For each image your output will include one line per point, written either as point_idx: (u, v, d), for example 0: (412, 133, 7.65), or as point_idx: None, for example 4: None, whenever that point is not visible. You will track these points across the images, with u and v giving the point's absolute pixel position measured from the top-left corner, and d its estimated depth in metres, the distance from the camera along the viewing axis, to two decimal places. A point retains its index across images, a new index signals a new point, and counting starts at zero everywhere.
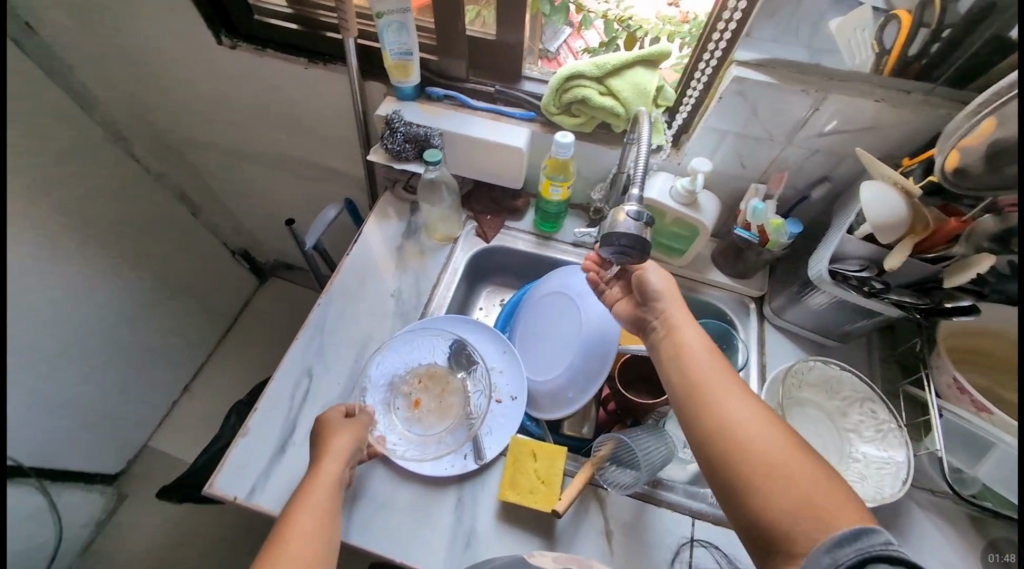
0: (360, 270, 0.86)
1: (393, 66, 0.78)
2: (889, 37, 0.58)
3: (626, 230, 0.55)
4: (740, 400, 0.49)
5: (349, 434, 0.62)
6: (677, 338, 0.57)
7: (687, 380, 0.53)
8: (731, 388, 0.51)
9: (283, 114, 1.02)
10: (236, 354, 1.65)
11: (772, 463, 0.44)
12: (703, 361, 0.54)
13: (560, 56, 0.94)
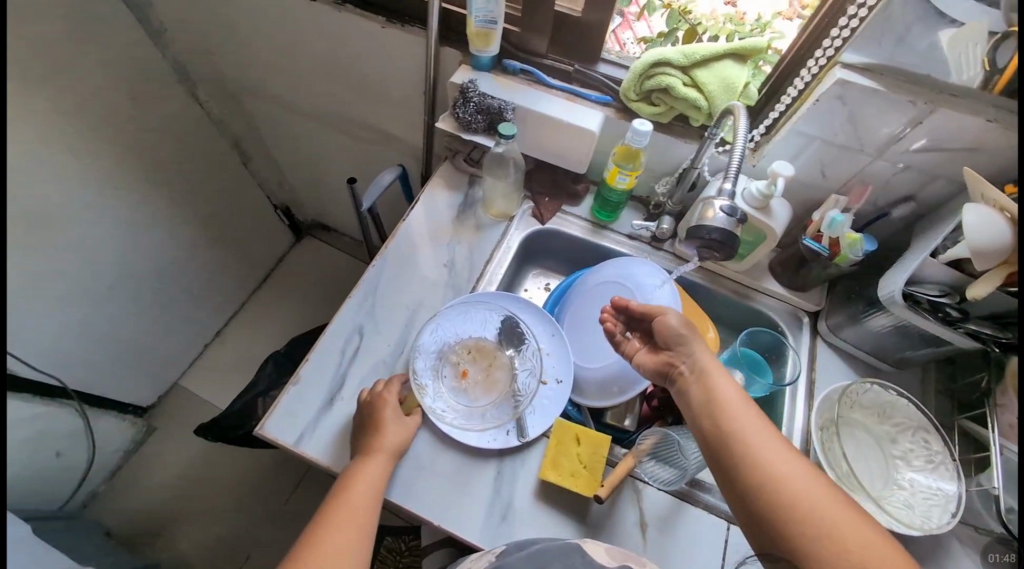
0: (416, 237, 0.86)
1: (475, 34, 0.77)
2: (1004, 56, 0.54)
3: (717, 225, 0.60)
4: (790, 458, 0.51)
5: (399, 425, 0.64)
6: (709, 385, 0.59)
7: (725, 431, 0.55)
8: (770, 439, 0.53)
9: (350, 73, 1.02)
10: (268, 307, 1.69)
11: (822, 523, 0.46)
12: (739, 411, 0.56)
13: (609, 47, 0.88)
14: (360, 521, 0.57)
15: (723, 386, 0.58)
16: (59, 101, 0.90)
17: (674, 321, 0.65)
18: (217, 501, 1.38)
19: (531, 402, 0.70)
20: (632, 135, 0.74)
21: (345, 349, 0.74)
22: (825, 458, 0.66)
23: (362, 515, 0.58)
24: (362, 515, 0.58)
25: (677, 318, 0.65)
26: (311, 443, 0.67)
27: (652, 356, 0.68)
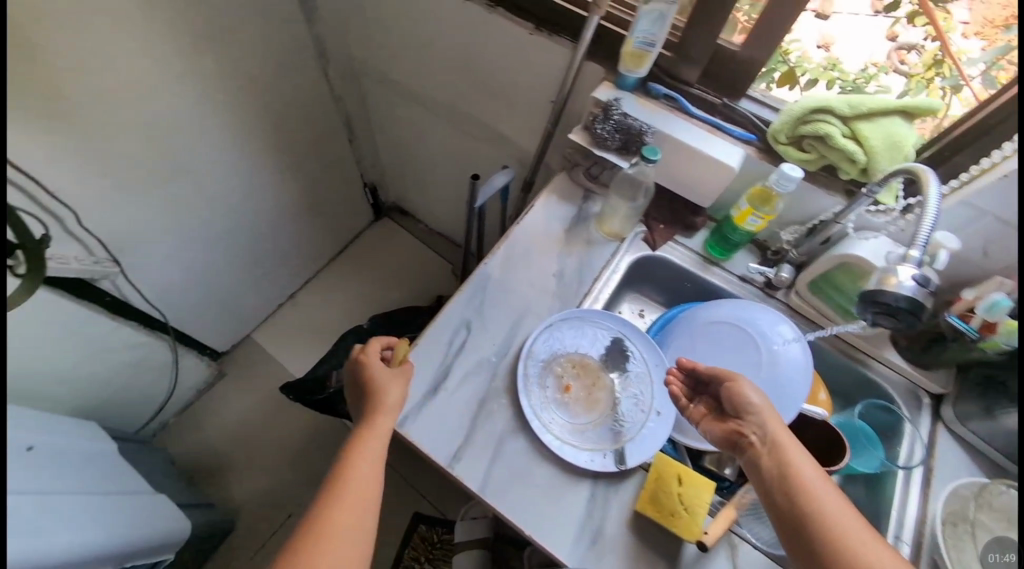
0: (528, 242, 0.87)
1: (629, 54, 0.76)
2: None
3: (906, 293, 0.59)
4: (882, 547, 0.51)
5: (398, 385, 0.68)
6: (790, 462, 0.58)
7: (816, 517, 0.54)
8: (858, 528, 0.53)
9: (480, 72, 1.05)
10: (341, 279, 1.75)
11: None
12: (823, 493, 0.55)
13: None
14: (370, 485, 0.62)
15: (802, 459, 0.58)
16: (224, 63, 0.97)
17: (749, 390, 0.64)
18: (270, 454, 1.44)
19: (634, 428, 0.70)
20: (779, 178, 0.72)
21: (452, 341, 0.76)
22: (946, 550, 0.64)
23: (368, 473, 0.62)
24: (372, 477, 0.62)
25: (750, 386, 0.64)
26: (414, 425, 0.69)
27: (716, 423, 0.66)
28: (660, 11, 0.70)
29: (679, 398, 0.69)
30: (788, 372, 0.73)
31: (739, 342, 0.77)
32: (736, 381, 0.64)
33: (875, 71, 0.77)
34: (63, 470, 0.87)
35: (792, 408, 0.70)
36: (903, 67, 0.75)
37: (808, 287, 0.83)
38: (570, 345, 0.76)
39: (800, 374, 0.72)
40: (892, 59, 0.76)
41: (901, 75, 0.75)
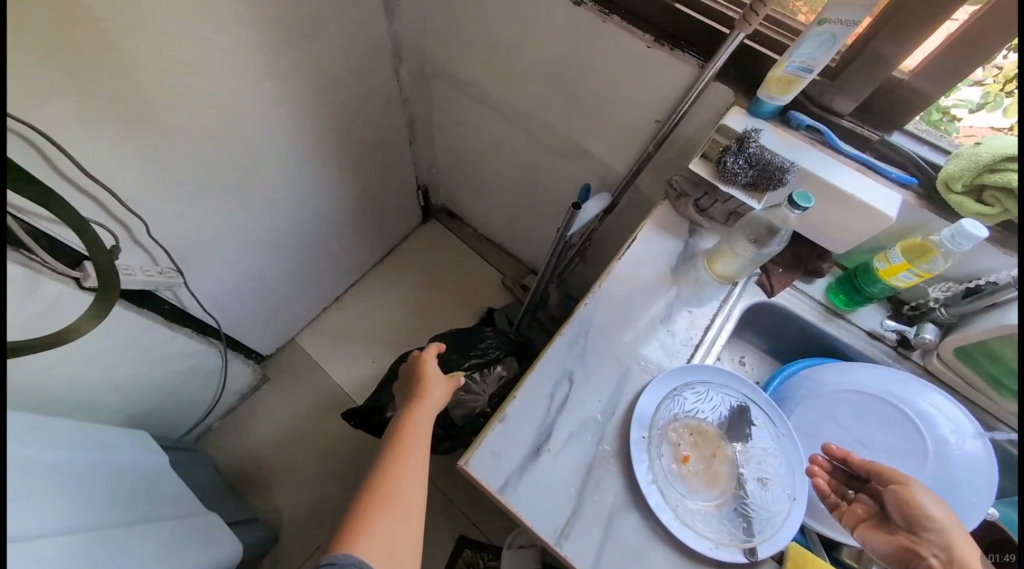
0: (632, 281, 0.78)
1: (777, 78, 0.67)
2: None
3: None
4: None
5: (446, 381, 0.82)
6: None
7: None
8: None
9: (574, 83, 0.96)
10: (388, 283, 1.69)
11: None
12: None
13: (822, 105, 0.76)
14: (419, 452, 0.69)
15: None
16: (301, 62, 0.89)
17: (928, 500, 0.56)
18: (312, 465, 1.39)
19: (765, 511, 0.62)
20: (956, 235, 0.62)
21: (554, 394, 0.68)
22: None
23: (418, 440, 0.71)
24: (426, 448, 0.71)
25: (927, 495, 0.57)
26: (515, 494, 0.61)
27: (883, 535, 0.57)
28: (833, 34, 0.60)
29: (828, 494, 0.62)
30: (959, 469, 0.64)
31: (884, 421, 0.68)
32: (909, 487, 0.57)
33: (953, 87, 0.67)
34: (119, 492, 0.83)
35: (959, 507, 0.62)
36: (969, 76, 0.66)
37: (955, 353, 0.72)
38: (696, 411, 0.68)
39: (981, 471, 0.63)
40: None
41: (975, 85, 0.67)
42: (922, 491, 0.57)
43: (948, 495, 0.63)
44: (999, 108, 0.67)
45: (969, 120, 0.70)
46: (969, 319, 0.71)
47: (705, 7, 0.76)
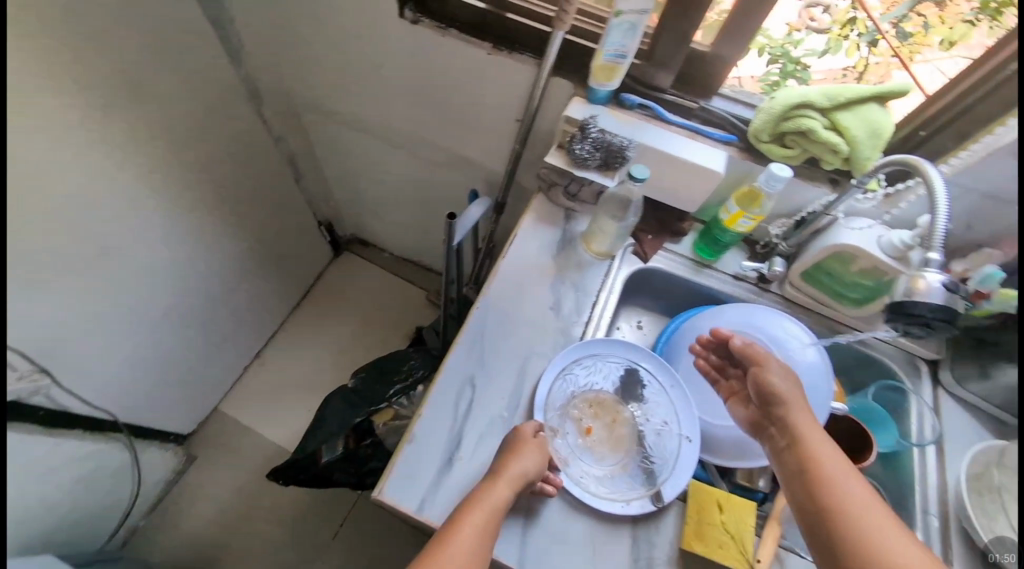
0: (519, 277, 0.82)
1: (600, 67, 0.73)
2: None
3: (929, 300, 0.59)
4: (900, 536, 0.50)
5: (534, 453, 0.62)
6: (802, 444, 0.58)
7: (820, 497, 0.54)
8: (877, 516, 0.51)
9: (435, 97, 0.97)
10: (309, 325, 1.63)
11: None
12: (844, 480, 0.54)
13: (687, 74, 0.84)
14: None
15: (815, 438, 0.58)
16: (140, 127, 0.84)
17: (775, 374, 0.65)
18: (263, 533, 1.32)
19: (666, 458, 0.68)
20: (768, 179, 0.71)
21: (459, 403, 0.71)
22: (976, 515, 0.66)
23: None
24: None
25: (773, 368, 0.66)
26: (433, 508, 0.63)
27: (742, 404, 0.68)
28: (632, 22, 0.66)
29: (708, 373, 0.74)
30: (810, 376, 0.74)
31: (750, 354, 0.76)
32: (761, 362, 0.67)
33: (799, 35, 0.76)
34: None
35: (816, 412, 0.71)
36: (813, 25, 0.75)
37: (801, 277, 0.83)
38: (582, 382, 0.73)
39: (821, 377, 0.73)
40: (804, 18, 0.74)
41: (820, 34, 0.76)
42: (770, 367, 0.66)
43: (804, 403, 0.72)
44: (840, 52, 0.77)
45: (818, 66, 0.78)
46: (805, 246, 0.81)
47: (533, 12, 0.80)
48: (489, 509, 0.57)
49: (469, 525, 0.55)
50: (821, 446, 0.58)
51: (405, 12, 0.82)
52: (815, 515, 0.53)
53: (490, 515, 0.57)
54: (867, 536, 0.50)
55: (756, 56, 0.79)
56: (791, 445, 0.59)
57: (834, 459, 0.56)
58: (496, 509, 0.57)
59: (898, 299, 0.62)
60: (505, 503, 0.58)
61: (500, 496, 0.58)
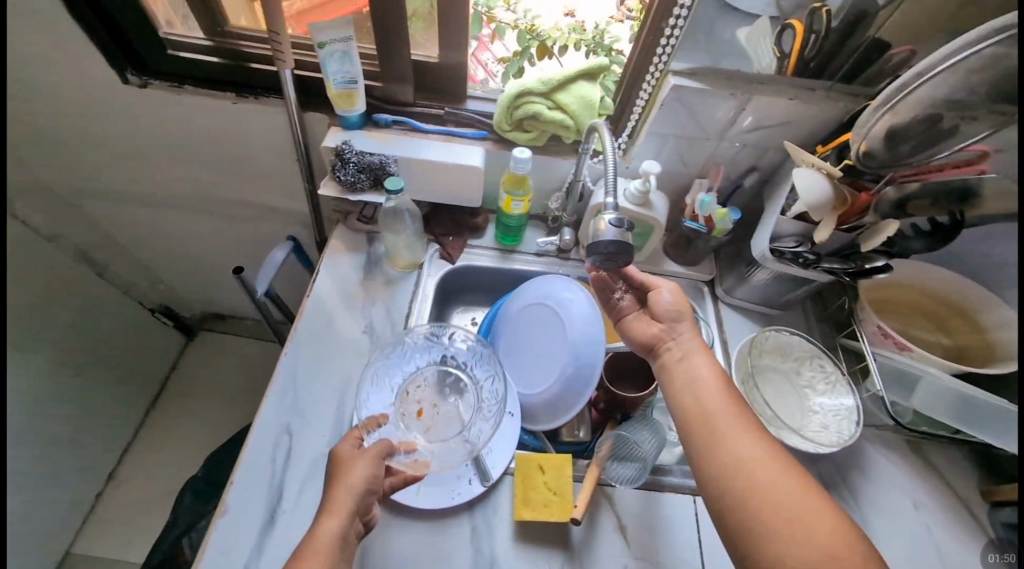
0: (327, 310, 0.82)
1: (337, 95, 0.76)
2: (786, 43, 0.69)
3: (610, 238, 0.55)
4: (765, 450, 0.52)
5: (367, 468, 0.58)
6: (689, 367, 0.62)
7: (701, 412, 0.57)
8: (748, 432, 0.54)
9: (211, 152, 0.94)
10: (173, 423, 1.42)
11: (787, 511, 0.48)
12: (719, 398, 0.58)
13: (476, 69, 0.98)
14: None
15: (702, 364, 0.61)
16: None
17: (663, 297, 0.68)
18: None
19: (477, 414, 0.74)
20: (515, 164, 0.77)
21: (275, 455, 0.68)
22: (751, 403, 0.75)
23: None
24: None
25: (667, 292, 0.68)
26: None
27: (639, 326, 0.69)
28: (342, 50, 0.70)
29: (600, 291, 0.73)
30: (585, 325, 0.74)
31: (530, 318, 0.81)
32: (661, 286, 0.68)
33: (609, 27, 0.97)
34: None
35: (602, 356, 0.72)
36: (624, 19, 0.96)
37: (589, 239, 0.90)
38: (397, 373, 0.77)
39: (594, 322, 0.73)
40: (622, 13, 0.97)
41: (624, 24, 0.96)
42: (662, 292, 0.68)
43: (583, 356, 0.72)
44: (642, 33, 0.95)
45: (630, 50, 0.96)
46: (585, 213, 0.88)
47: (256, 52, 0.79)
48: (330, 544, 0.52)
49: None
50: (707, 365, 0.61)
51: (129, 79, 0.81)
52: (698, 433, 0.56)
53: (332, 550, 0.52)
54: (738, 449, 0.53)
55: (574, 49, 0.97)
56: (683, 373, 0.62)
57: (721, 387, 0.59)
58: (340, 540, 0.53)
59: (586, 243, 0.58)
60: (346, 532, 0.54)
61: (339, 526, 0.54)
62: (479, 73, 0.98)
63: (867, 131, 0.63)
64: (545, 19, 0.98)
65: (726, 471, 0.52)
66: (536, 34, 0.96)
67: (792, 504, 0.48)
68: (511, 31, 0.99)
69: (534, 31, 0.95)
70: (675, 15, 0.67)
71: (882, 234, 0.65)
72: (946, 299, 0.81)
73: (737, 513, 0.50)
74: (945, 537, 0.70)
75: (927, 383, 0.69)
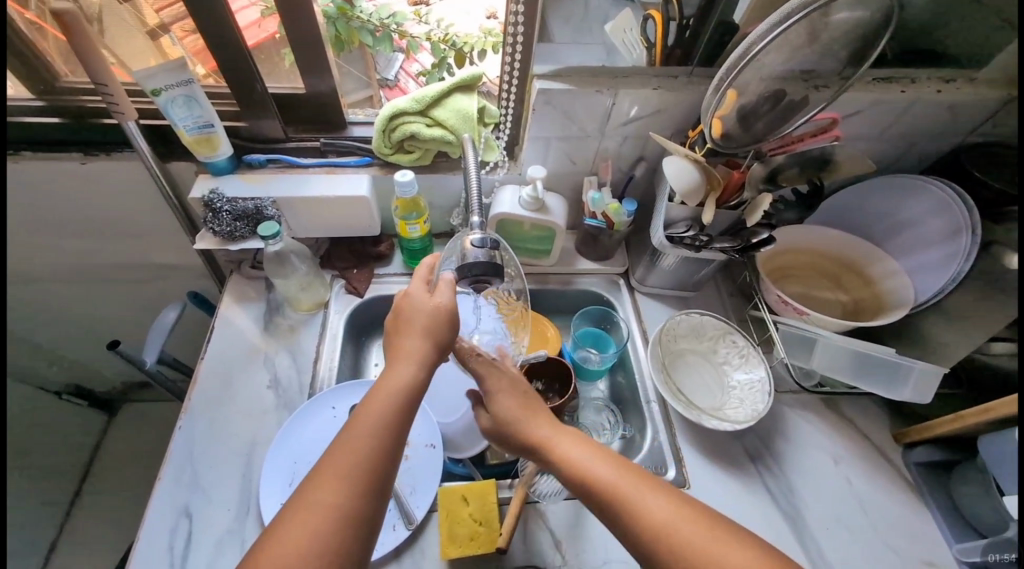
0: (223, 369, 0.76)
1: (194, 142, 0.71)
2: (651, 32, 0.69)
3: (475, 259, 0.58)
4: (646, 492, 0.50)
5: (438, 304, 0.57)
6: (554, 440, 0.58)
7: (590, 482, 0.53)
8: (632, 479, 0.52)
9: (80, 216, 0.87)
10: (99, 512, 1.24)
11: (684, 542, 0.46)
12: (590, 459, 0.54)
13: (401, 82, 0.98)
14: (362, 474, 0.46)
15: (570, 447, 0.56)
16: None
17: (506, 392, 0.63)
18: None
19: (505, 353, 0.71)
20: (400, 188, 0.74)
21: (174, 543, 0.62)
22: (666, 391, 0.75)
23: (367, 440, 0.48)
24: (365, 464, 0.47)
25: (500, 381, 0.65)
26: None
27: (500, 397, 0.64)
28: (184, 95, 0.65)
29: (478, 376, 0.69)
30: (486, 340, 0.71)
31: (472, 310, 0.71)
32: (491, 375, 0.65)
33: None
34: None
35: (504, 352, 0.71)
36: None
37: (498, 224, 0.82)
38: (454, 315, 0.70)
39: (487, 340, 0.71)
40: None
41: None
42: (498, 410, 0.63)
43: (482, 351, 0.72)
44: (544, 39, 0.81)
45: None
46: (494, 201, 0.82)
47: (94, 107, 0.74)
48: (400, 385, 0.52)
49: (377, 404, 0.50)
50: (559, 436, 0.58)
51: None
52: (609, 515, 0.51)
53: (400, 391, 0.52)
54: (635, 511, 0.49)
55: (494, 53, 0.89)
56: (560, 465, 0.56)
57: (591, 457, 0.55)
58: (409, 385, 0.52)
59: (457, 264, 0.60)
60: (416, 377, 0.54)
61: (411, 369, 0.53)
62: (406, 86, 0.98)
63: (713, 113, 0.61)
64: (459, 25, 0.90)
65: (644, 538, 0.48)
66: (454, 42, 0.91)
67: (679, 527, 0.47)
68: (426, 43, 0.92)
69: (450, 39, 0.90)
70: (514, 25, 0.68)
71: (760, 210, 0.67)
72: (836, 258, 0.84)
73: (670, 566, 0.46)
74: (865, 488, 0.71)
75: (825, 344, 0.72)
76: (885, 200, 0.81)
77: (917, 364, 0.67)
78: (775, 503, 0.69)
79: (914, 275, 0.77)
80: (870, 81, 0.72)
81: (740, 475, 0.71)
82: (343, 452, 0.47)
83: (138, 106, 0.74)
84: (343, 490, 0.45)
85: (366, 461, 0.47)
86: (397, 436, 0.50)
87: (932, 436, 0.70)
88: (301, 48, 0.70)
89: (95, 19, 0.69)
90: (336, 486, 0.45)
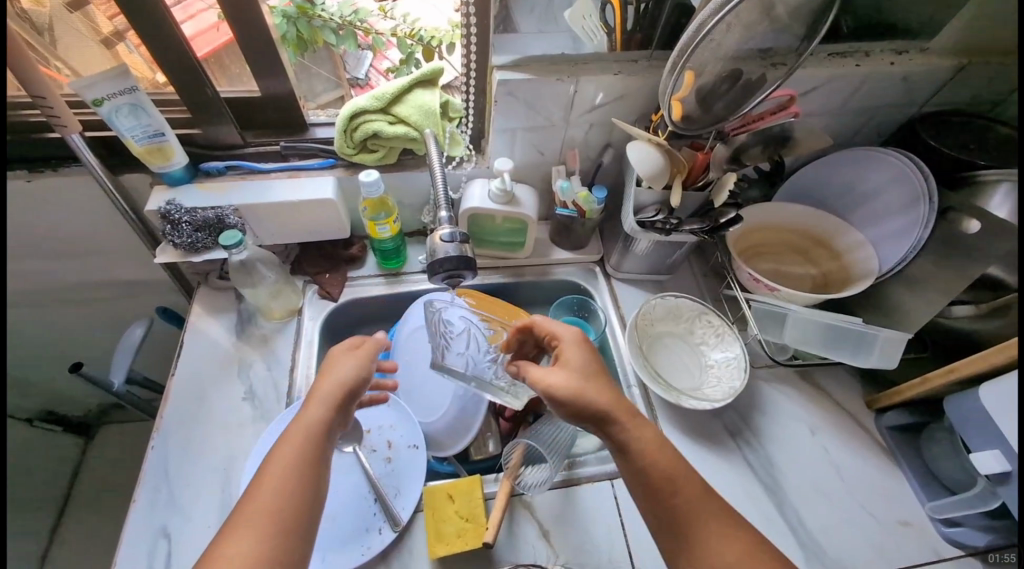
0: (196, 384, 0.74)
1: (144, 152, 0.68)
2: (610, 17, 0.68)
3: (446, 254, 0.58)
4: (727, 536, 0.49)
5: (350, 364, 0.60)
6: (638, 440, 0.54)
7: (672, 498, 0.51)
8: (716, 515, 0.51)
9: (34, 236, 0.83)
10: (83, 539, 1.20)
11: None
12: (680, 481, 0.52)
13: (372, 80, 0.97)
14: (273, 520, 0.47)
15: (659, 455, 0.54)
16: None
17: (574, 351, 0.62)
18: None
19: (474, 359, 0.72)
20: (365, 188, 0.73)
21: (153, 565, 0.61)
22: (646, 375, 0.75)
23: (278, 485, 0.49)
24: (274, 508, 0.48)
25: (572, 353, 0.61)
26: None
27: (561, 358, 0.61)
28: (130, 103, 0.62)
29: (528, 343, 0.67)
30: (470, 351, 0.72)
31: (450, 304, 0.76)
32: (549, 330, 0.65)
33: None
34: None
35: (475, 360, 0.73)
36: None
37: (470, 220, 0.82)
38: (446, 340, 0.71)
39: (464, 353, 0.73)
40: None
41: None
42: (574, 372, 0.59)
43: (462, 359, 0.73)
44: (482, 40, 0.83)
45: None
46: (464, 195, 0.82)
47: (35, 121, 0.71)
48: (308, 429, 0.54)
49: (288, 448, 0.52)
50: (644, 434, 0.55)
51: None
52: (668, 525, 0.51)
53: (308, 434, 0.53)
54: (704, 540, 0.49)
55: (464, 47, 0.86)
56: (633, 460, 0.54)
57: (675, 468, 0.53)
58: (322, 428, 0.54)
59: (428, 262, 0.60)
60: (329, 418, 0.56)
61: (322, 412, 0.55)
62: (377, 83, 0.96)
63: (670, 96, 0.61)
64: (427, 18, 0.86)
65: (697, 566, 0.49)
66: (421, 37, 0.87)
67: None
68: (393, 40, 0.88)
69: (417, 34, 0.86)
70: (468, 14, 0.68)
71: (725, 190, 0.68)
72: (804, 233, 0.85)
73: None
74: (841, 455, 0.73)
75: (793, 317, 0.74)
76: (849, 173, 0.83)
77: (883, 331, 0.69)
78: (755, 476, 0.71)
79: (877, 246, 0.79)
80: (825, 57, 0.74)
81: (721, 451, 0.73)
82: (253, 503, 0.48)
83: (82, 119, 0.71)
84: (262, 540, 0.46)
85: (281, 505, 0.48)
86: (311, 477, 0.51)
87: (902, 399, 0.73)
88: (252, 49, 0.68)
89: (45, 31, 0.66)
90: (253, 535, 0.46)
